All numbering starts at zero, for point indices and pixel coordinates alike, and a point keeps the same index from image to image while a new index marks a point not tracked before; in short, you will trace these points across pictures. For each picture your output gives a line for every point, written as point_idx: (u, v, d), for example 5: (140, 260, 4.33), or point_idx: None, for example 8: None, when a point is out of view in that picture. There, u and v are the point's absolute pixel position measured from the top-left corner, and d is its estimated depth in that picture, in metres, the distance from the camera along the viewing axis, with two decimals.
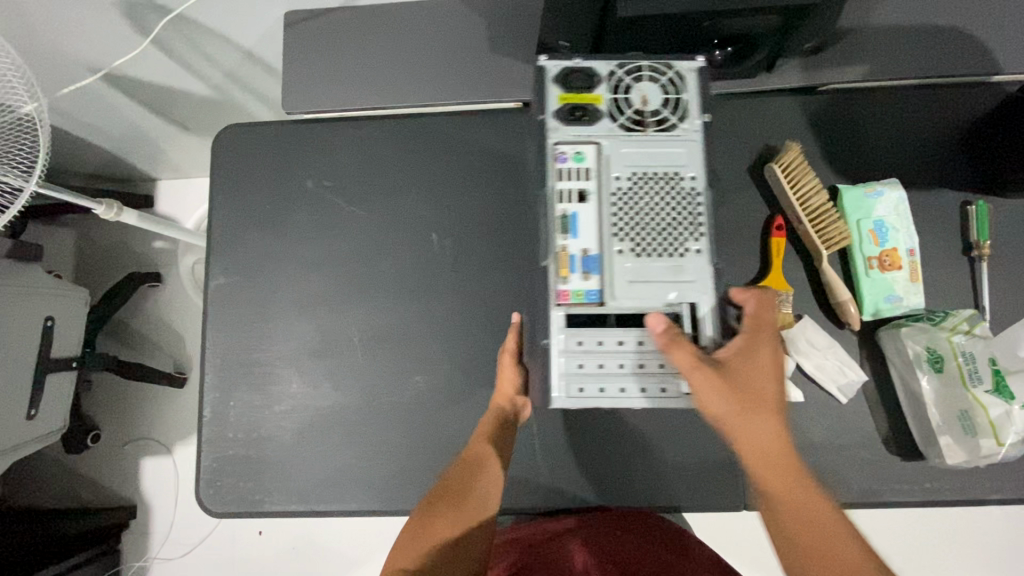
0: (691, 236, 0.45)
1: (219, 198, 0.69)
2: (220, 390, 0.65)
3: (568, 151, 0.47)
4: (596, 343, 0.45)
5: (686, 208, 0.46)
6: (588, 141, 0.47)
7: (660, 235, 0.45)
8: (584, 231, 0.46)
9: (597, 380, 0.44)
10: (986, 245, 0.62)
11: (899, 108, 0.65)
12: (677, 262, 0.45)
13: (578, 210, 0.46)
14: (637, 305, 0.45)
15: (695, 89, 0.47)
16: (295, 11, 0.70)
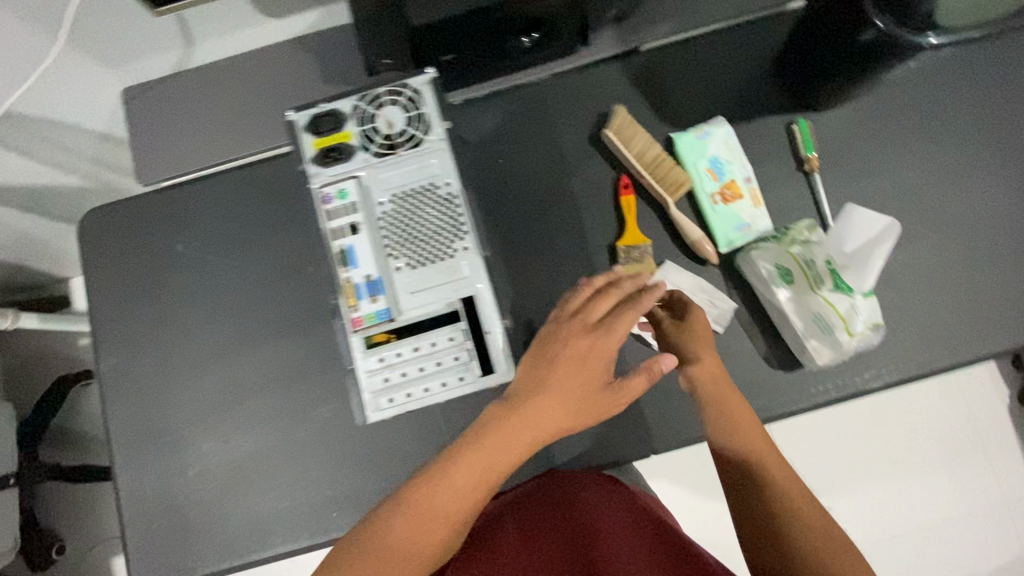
0: (456, 236, 0.50)
1: (96, 282, 0.70)
2: (133, 467, 0.67)
3: (333, 192, 0.51)
4: (395, 355, 0.51)
5: (448, 213, 0.50)
6: (347, 177, 0.51)
7: (429, 244, 0.50)
8: (362, 260, 0.50)
9: (401, 388, 0.50)
10: (813, 158, 0.66)
11: (714, 51, 0.70)
12: (448, 264, 0.50)
13: (353, 243, 0.50)
14: (423, 311, 0.50)
15: (429, 103, 0.50)
16: (130, 85, 0.71)
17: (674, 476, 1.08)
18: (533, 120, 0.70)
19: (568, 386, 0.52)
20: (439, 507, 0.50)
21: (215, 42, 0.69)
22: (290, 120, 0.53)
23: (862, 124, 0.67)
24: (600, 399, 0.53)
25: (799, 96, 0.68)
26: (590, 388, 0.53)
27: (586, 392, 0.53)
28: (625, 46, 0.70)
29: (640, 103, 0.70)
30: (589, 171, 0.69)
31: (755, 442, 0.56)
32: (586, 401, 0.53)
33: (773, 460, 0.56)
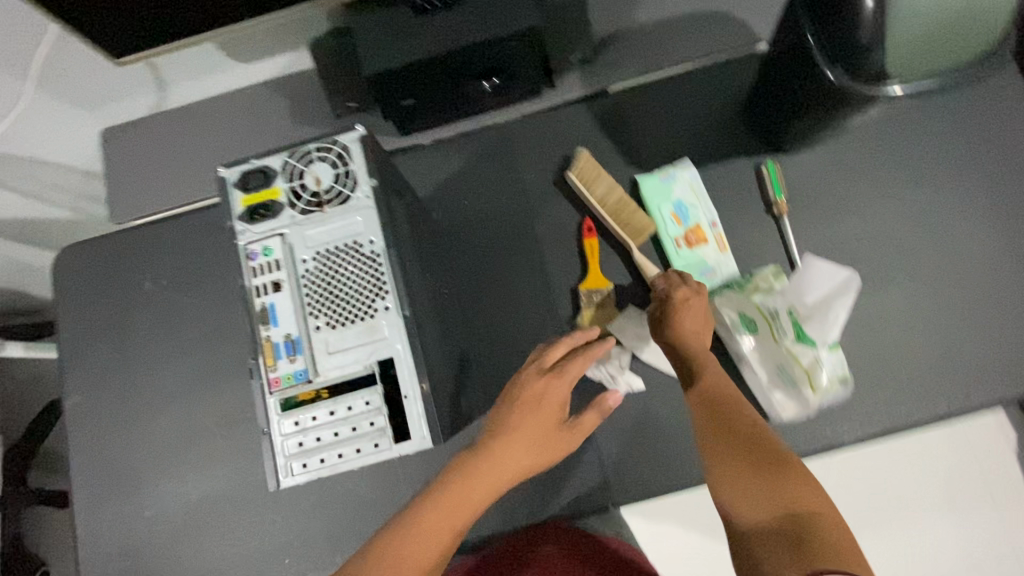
0: (380, 292, 0.40)
1: (64, 318, 0.71)
2: (90, 507, 0.66)
3: (255, 246, 0.41)
4: (310, 421, 0.39)
5: (373, 268, 0.40)
6: (270, 232, 0.41)
7: (351, 300, 0.40)
8: (280, 317, 0.40)
9: (305, 455, 0.38)
10: (782, 202, 0.64)
11: (682, 93, 0.70)
12: (368, 325, 0.39)
13: (271, 299, 0.40)
14: (343, 373, 0.39)
15: (359, 155, 0.42)
16: (109, 126, 0.74)
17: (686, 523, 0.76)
18: (498, 162, 0.70)
19: (527, 431, 0.49)
20: (421, 532, 0.45)
21: (189, 86, 0.71)
22: (216, 174, 0.43)
23: (834, 167, 0.65)
24: (555, 439, 0.51)
25: (768, 137, 0.67)
26: (545, 429, 0.50)
27: (544, 430, 0.50)
28: (591, 89, 0.70)
29: (606, 145, 0.69)
30: (553, 213, 0.68)
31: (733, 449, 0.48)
32: (540, 443, 0.50)
33: (765, 441, 0.48)
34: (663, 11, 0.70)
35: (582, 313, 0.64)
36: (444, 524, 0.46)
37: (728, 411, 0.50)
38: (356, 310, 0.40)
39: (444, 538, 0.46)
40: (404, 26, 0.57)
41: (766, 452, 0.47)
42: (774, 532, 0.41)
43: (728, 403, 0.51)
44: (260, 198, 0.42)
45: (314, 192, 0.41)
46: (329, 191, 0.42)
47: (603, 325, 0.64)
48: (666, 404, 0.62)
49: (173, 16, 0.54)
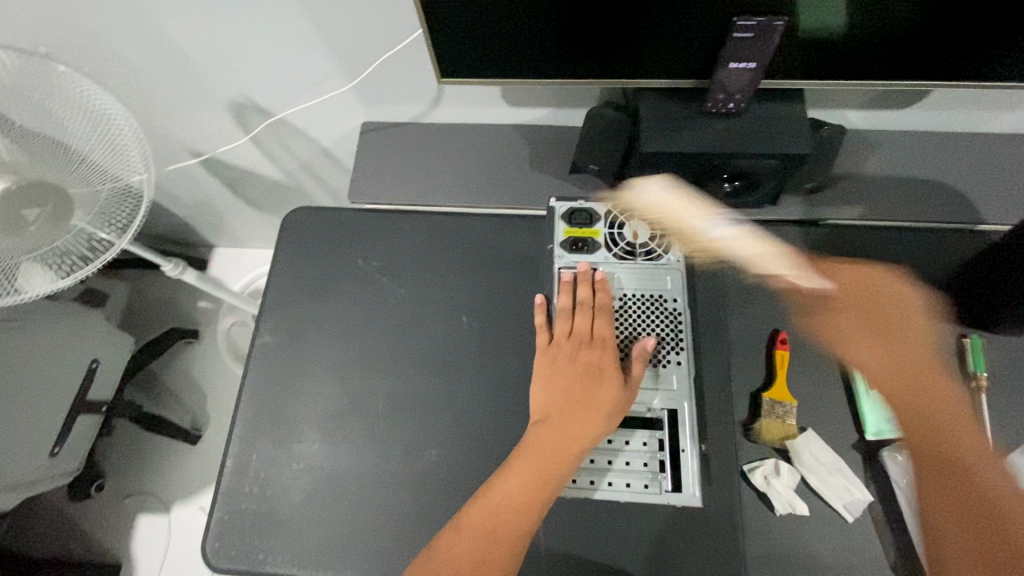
0: (672, 349, 0.65)
1: (278, 267, 0.79)
2: (246, 443, 0.70)
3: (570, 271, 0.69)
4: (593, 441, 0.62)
5: (670, 325, 0.66)
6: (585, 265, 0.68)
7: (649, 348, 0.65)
8: None
9: (588, 473, 0.61)
10: (983, 377, 0.65)
11: (897, 247, 0.72)
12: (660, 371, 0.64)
13: None
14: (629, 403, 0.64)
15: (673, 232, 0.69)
16: (371, 121, 0.84)
17: None
18: (706, 250, 0.73)
19: (559, 381, 0.62)
20: (498, 515, 0.56)
21: (454, 109, 0.81)
22: (552, 206, 0.71)
23: None
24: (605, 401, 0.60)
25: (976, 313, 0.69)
26: (590, 380, 0.61)
27: (574, 390, 0.61)
28: (809, 216, 0.75)
29: None
30: (748, 316, 0.71)
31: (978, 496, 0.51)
32: (578, 399, 0.61)
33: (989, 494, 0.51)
34: (892, 169, 0.75)
35: (760, 420, 0.65)
36: (539, 475, 0.58)
37: (925, 421, 0.56)
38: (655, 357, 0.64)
39: (553, 466, 0.58)
40: (684, 121, 0.65)
41: (930, 452, 0.54)
42: (964, 536, 0.50)
43: (920, 391, 0.57)
44: (582, 235, 0.69)
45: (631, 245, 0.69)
46: (641, 247, 0.69)
47: (780, 439, 0.64)
48: (825, 537, 0.61)
49: (490, 57, 0.61)
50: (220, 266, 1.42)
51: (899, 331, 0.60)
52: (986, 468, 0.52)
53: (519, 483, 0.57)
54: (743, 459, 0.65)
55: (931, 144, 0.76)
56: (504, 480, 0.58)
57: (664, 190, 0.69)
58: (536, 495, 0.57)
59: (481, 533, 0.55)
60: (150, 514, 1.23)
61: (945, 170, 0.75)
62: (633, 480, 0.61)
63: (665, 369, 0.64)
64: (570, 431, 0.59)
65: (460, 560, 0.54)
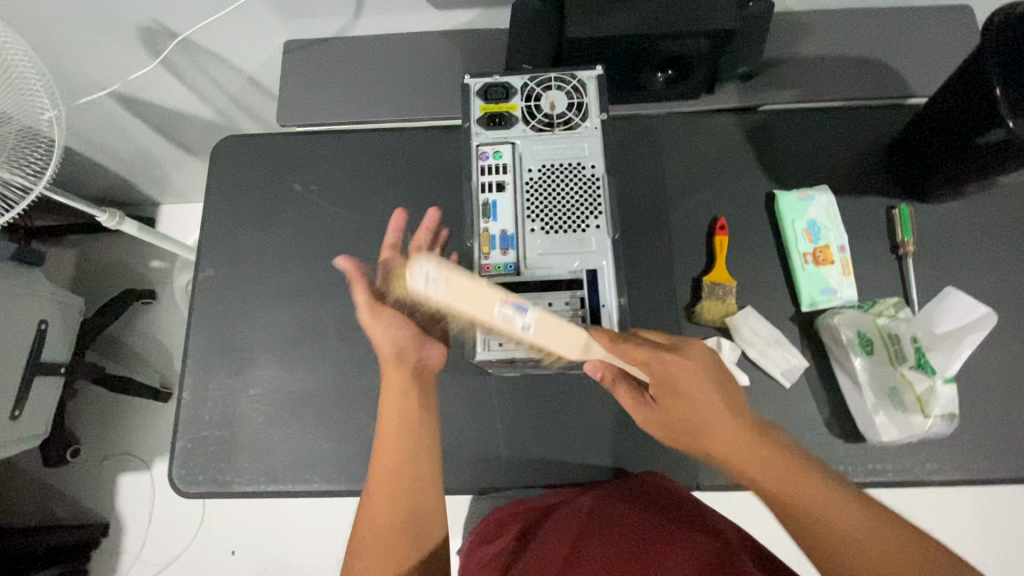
0: (590, 213, 0.51)
1: (214, 201, 0.76)
2: (200, 374, 0.70)
3: (488, 150, 0.53)
4: None
5: (587, 192, 0.51)
6: (506, 141, 0.52)
7: (568, 212, 0.51)
8: (502, 216, 0.51)
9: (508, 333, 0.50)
10: (909, 243, 0.67)
11: (830, 126, 0.73)
12: (578, 236, 0.50)
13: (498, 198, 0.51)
14: (547, 274, 0.50)
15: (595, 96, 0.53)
16: (293, 40, 0.80)
17: None
18: (645, 146, 0.75)
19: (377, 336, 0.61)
20: (384, 490, 0.55)
21: (379, 19, 0.77)
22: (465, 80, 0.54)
23: (964, 223, 0.68)
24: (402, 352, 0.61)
25: (905, 184, 0.70)
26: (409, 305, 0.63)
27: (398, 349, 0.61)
28: (746, 103, 0.74)
29: (749, 157, 0.74)
30: (688, 207, 0.72)
31: (782, 491, 0.48)
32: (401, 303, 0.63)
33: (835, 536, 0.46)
34: (826, 47, 0.74)
35: (701, 302, 0.67)
36: (399, 424, 0.58)
37: (771, 478, 0.50)
38: (573, 222, 0.50)
39: (397, 382, 0.60)
40: (609, 6, 0.63)
41: (796, 506, 0.48)
42: (810, 549, 0.47)
43: (700, 427, 0.52)
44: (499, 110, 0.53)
45: (549, 116, 0.53)
46: (559, 117, 0.53)
47: (720, 318, 0.67)
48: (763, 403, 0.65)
49: None
50: (169, 222, 1.37)
51: (684, 399, 0.52)
52: (821, 507, 0.47)
53: (388, 429, 0.58)
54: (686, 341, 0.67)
55: (865, 19, 0.75)
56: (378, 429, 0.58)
57: (442, 276, 0.45)
58: (406, 451, 0.57)
59: (380, 493, 0.55)
60: (131, 472, 1.24)
61: (880, 44, 0.74)
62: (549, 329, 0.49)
63: (584, 234, 0.50)
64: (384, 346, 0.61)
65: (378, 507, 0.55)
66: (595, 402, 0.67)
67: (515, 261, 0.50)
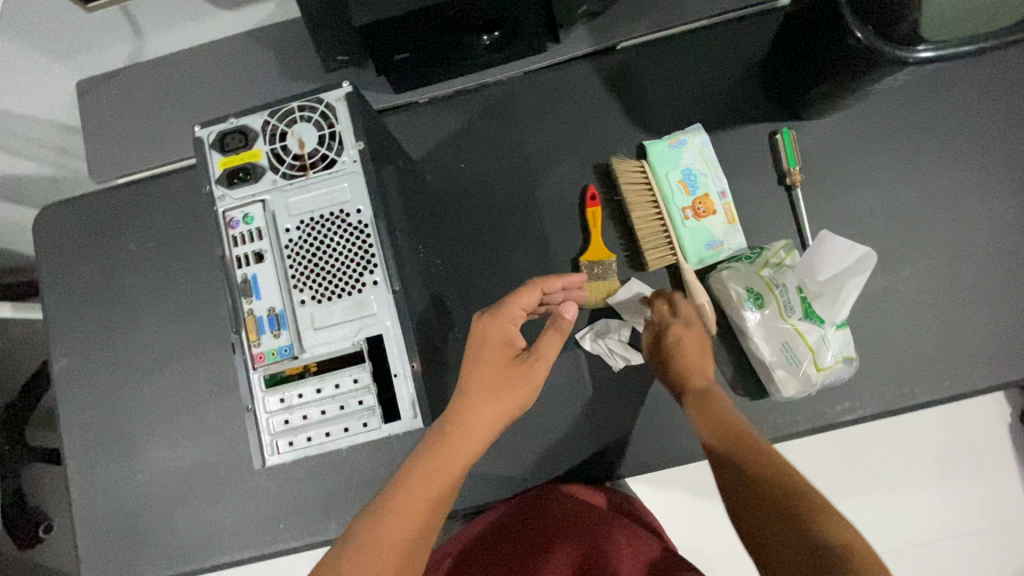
0: (367, 266, 0.40)
1: (50, 281, 0.69)
2: (84, 469, 0.66)
3: (238, 216, 0.41)
4: (296, 395, 0.39)
5: (358, 238, 0.40)
6: (255, 201, 0.40)
7: (336, 274, 0.40)
8: (264, 292, 0.40)
9: (302, 432, 0.39)
10: (796, 172, 0.61)
11: (697, 52, 0.65)
12: (355, 299, 0.39)
13: (255, 271, 0.40)
14: (331, 351, 0.39)
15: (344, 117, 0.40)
16: (87, 79, 0.70)
17: (691, 491, 0.78)
18: (498, 121, 0.67)
19: (482, 378, 0.46)
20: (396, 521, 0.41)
21: (170, 35, 0.67)
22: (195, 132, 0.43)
23: (851, 135, 0.62)
24: (507, 373, 0.47)
25: (784, 104, 0.63)
26: (513, 373, 0.47)
27: (515, 396, 0.47)
28: (599, 46, 0.65)
29: (613, 107, 0.66)
30: (556, 181, 0.65)
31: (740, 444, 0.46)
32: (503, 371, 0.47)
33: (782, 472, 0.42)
34: None
35: None
36: (435, 487, 0.43)
37: (727, 429, 0.48)
38: (345, 283, 0.39)
39: (478, 443, 0.45)
40: None
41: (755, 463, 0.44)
42: (762, 504, 0.41)
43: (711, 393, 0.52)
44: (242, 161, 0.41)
45: (298, 155, 0.40)
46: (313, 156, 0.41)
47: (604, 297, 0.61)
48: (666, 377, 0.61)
49: None
50: None
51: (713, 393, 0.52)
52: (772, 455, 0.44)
53: (434, 466, 0.43)
54: (575, 329, 0.63)
55: None
56: (411, 464, 0.44)
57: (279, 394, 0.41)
58: (437, 510, 0.43)
59: (399, 515, 0.41)
60: None
61: None
62: (349, 423, 0.39)
63: (361, 295, 0.39)
64: (492, 421, 0.45)
65: (382, 552, 0.40)
66: None
67: (291, 343, 0.40)
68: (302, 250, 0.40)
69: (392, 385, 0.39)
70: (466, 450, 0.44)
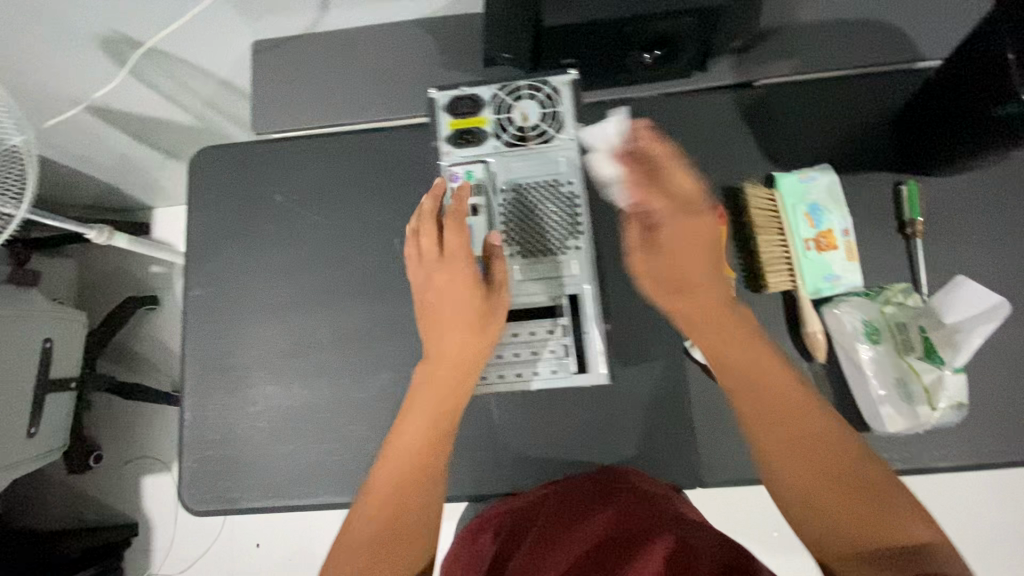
0: (572, 235, 0.60)
1: (196, 217, 0.75)
2: (199, 394, 0.70)
3: (459, 171, 0.60)
4: (513, 335, 0.60)
5: (567, 209, 0.60)
6: (476, 162, 0.61)
7: (546, 237, 0.60)
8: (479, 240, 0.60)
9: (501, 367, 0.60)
10: (919, 224, 0.64)
11: (832, 98, 0.69)
12: (560, 258, 0.60)
13: (475, 222, 0.60)
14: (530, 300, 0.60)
15: (567, 105, 0.60)
16: (262, 40, 0.76)
17: None
18: None
19: (448, 326, 0.59)
20: (392, 462, 0.56)
21: (350, 13, 0.73)
22: (432, 96, 0.62)
23: (974, 197, 0.65)
24: (473, 324, 0.58)
25: (911, 158, 0.67)
26: (468, 336, 0.58)
27: (462, 344, 0.58)
28: (742, 80, 0.70)
29: (746, 137, 0.70)
30: None
31: (797, 445, 0.53)
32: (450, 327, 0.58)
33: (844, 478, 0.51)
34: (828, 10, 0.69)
35: None
36: (435, 416, 0.57)
37: (790, 428, 0.53)
38: (556, 243, 0.60)
39: (445, 383, 0.58)
40: None
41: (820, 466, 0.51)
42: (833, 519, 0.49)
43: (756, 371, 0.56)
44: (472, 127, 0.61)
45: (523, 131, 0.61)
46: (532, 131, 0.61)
47: None
48: None
49: None
50: (163, 227, 1.36)
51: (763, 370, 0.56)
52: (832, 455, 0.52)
53: (422, 411, 0.58)
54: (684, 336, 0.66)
55: None
56: (401, 418, 0.58)
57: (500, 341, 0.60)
58: (432, 444, 0.57)
59: (394, 458, 0.56)
60: (152, 474, 1.28)
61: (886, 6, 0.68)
62: (543, 367, 0.59)
63: (565, 257, 0.60)
64: (456, 367, 0.58)
65: (386, 493, 0.55)
66: (595, 403, 0.66)
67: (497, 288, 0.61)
68: (520, 208, 0.60)
69: (584, 341, 0.59)
70: (454, 386, 0.58)
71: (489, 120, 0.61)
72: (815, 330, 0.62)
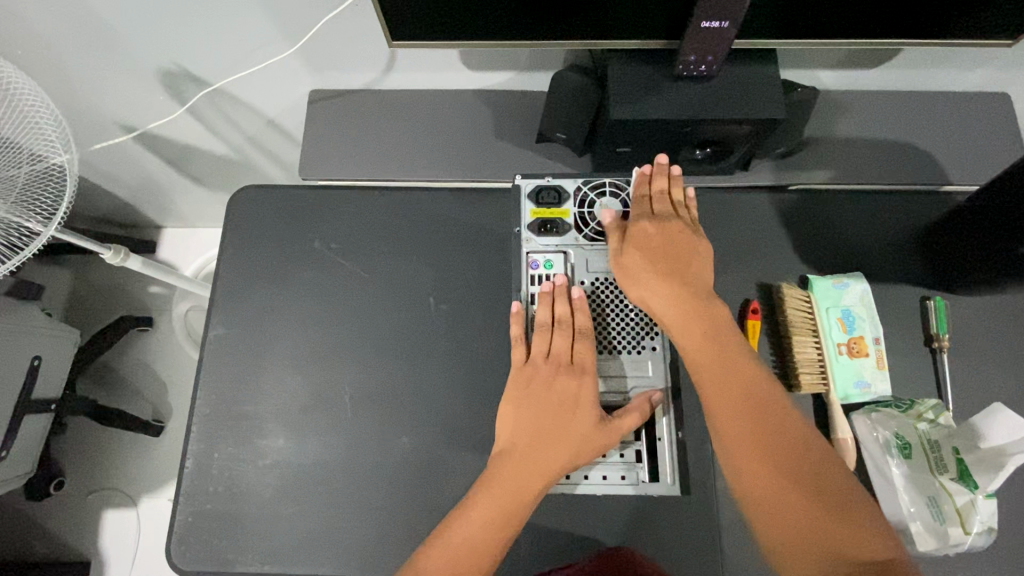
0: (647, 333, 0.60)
1: (229, 254, 0.73)
2: (206, 441, 0.67)
3: (539, 258, 0.62)
4: None
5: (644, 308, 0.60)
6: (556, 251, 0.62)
7: (623, 334, 0.60)
8: None
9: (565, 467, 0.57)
10: (944, 338, 0.66)
11: (865, 208, 0.71)
12: (636, 358, 0.59)
13: None
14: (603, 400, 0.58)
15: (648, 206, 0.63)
16: (321, 90, 0.78)
17: None
18: None
19: (537, 400, 0.56)
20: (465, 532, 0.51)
21: (411, 74, 0.76)
22: (518, 183, 0.65)
23: (994, 319, 0.68)
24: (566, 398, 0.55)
25: (937, 274, 0.69)
26: (565, 421, 0.54)
27: (554, 418, 0.55)
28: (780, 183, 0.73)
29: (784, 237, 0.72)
30: (721, 286, 0.69)
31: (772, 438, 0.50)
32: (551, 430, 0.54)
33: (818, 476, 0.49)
34: (861, 131, 0.74)
35: None
36: (508, 501, 0.52)
37: (764, 424, 0.51)
38: (630, 342, 0.59)
39: (535, 463, 0.53)
40: (655, 87, 0.62)
41: (791, 460, 0.49)
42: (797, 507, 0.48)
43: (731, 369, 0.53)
44: (552, 216, 0.63)
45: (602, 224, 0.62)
46: None
47: None
48: None
49: (447, 12, 0.55)
50: (169, 248, 1.33)
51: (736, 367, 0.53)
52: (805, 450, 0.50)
53: (500, 485, 0.53)
54: None
55: (899, 105, 0.75)
56: (477, 492, 0.53)
57: None
58: (499, 525, 0.51)
59: (465, 527, 0.51)
60: (116, 508, 1.19)
61: (913, 134, 0.74)
62: (611, 472, 0.57)
63: (640, 356, 0.59)
64: (544, 450, 0.54)
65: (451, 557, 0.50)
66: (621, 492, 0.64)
67: None
68: (595, 299, 0.61)
69: (656, 446, 0.58)
70: (542, 461, 0.53)
71: (570, 211, 0.63)
72: (846, 436, 0.62)
